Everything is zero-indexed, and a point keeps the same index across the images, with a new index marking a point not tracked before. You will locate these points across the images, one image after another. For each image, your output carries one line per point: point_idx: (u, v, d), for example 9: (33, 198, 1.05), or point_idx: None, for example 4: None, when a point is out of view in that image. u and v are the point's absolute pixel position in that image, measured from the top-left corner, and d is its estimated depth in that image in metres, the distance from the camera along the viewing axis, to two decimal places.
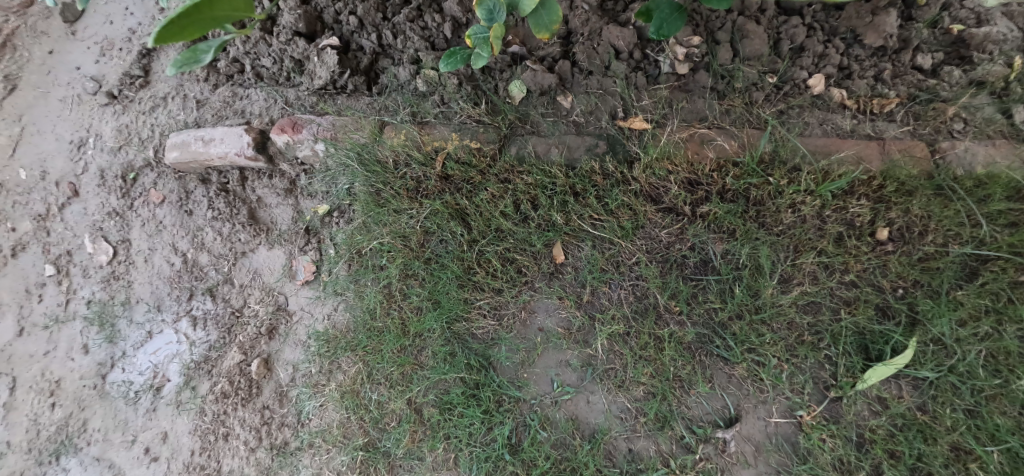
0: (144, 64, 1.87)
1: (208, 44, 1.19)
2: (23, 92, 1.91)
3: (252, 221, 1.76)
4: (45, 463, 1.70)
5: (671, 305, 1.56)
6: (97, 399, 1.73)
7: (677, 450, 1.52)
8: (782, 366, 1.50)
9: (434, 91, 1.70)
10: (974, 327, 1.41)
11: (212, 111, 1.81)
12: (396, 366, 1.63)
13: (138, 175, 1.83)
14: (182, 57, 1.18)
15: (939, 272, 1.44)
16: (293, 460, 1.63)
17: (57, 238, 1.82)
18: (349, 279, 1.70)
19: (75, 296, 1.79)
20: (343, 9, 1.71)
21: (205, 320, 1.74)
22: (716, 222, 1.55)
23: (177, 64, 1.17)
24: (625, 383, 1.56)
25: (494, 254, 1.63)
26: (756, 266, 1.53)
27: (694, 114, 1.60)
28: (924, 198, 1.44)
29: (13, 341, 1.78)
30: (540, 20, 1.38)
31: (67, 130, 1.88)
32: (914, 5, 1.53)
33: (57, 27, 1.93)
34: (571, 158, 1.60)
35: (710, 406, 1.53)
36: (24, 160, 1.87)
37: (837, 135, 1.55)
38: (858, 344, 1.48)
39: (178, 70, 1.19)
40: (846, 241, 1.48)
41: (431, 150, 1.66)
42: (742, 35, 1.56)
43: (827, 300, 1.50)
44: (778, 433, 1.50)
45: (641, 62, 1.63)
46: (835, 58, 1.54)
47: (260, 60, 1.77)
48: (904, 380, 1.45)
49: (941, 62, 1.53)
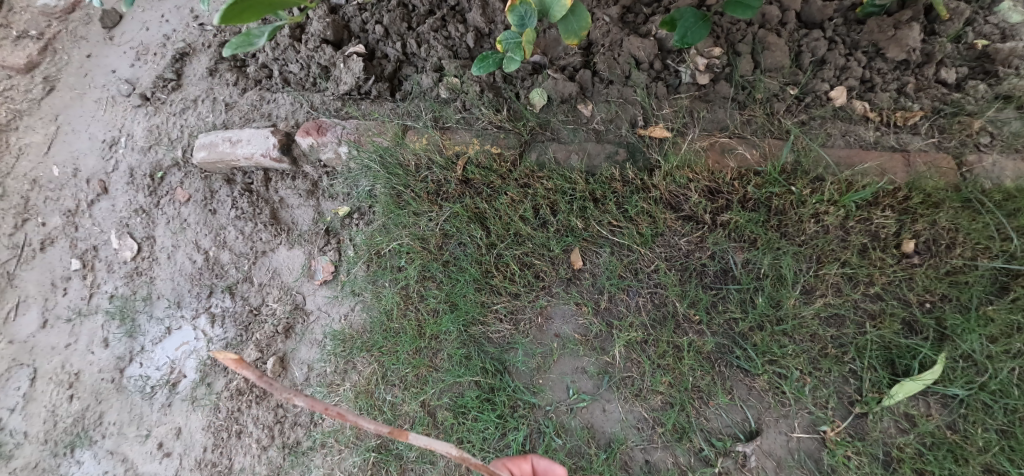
0: (177, 68, 1.92)
1: (262, 29, 1.23)
2: (60, 92, 1.98)
3: (274, 221, 1.78)
4: (59, 455, 1.70)
5: (690, 314, 1.54)
6: (114, 393, 1.74)
7: (695, 464, 1.48)
8: (805, 379, 1.47)
9: (456, 98, 1.73)
10: (1005, 344, 1.36)
11: (240, 114, 1.84)
12: (411, 368, 1.62)
13: (166, 175, 1.86)
14: (237, 40, 1.24)
15: (968, 286, 1.41)
16: (305, 460, 1.62)
17: (84, 233, 1.86)
18: (367, 279, 1.70)
19: (99, 290, 1.82)
20: (370, 19, 1.78)
21: (224, 318, 1.75)
22: (737, 231, 1.54)
23: (234, 46, 1.24)
24: (643, 391, 1.53)
25: (512, 258, 1.63)
26: (778, 276, 1.51)
27: (715, 123, 1.60)
28: (950, 211, 1.42)
29: (36, 332, 1.81)
30: (569, 26, 1.41)
31: (100, 129, 1.93)
32: (937, 20, 1.53)
33: (96, 33, 2.01)
34: (591, 165, 1.61)
35: (730, 419, 1.50)
36: (58, 158, 1.93)
37: (861, 146, 1.53)
38: (884, 359, 1.44)
39: (235, 51, 1.25)
40: (871, 253, 1.46)
41: (452, 155, 1.68)
42: (764, 47, 1.57)
43: (852, 312, 1.47)
44: (801, 449, 1.45)
45: (661, 73, 1.65)
46: (858, 71, 1.54)
47: (287, 66, 1.83)
48: (933, 398, 1.40)
49: (966, 77, 1.52)
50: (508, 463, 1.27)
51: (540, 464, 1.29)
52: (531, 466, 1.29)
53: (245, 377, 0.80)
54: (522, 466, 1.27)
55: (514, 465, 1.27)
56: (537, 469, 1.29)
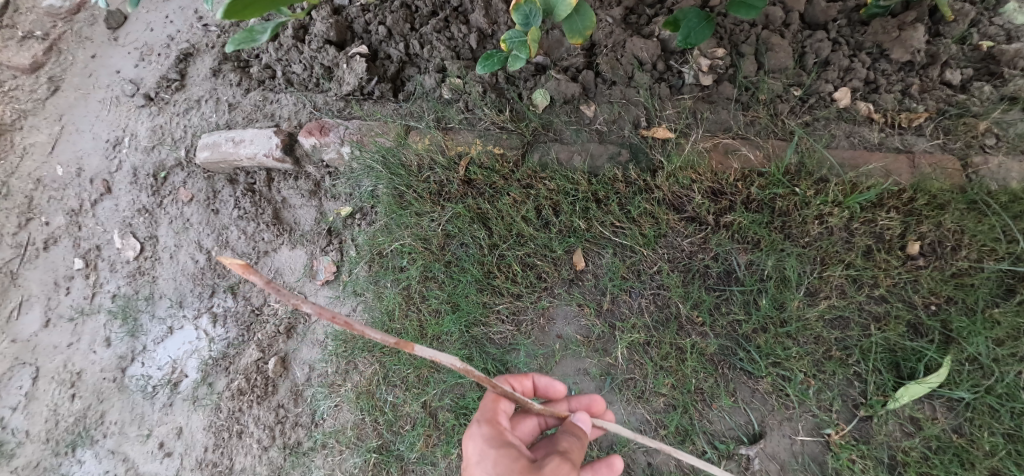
0: (181, 68, 1.92)
1: (265, 26, 1.24)
2: (65, 92, 1.99)
3: (276, 222, 1.79)
4: (61, 454, 1.70)
5: (693, 315, 1.53)
6: (115, 392, 1.74)
7: (698, 466, 1.47)
8: (808, 381, 1.46)
9: (459, 98, 1.73)
10: (1012, 347, 1.35)
11: (243, 114, 1.84)
12: (414, 368, 1.60)
13: (169, 174, 1.87)
14: (239, 36, 1.24)
15: (974, 288, 1.39)
16: (306, 460, 1.61)
17: (87, 233, 1.87)
18: (370, 280, 1.70)
19: (101, 289, 1.82)
20: (374, 20, 1.78)
21: (225, 318, 1.75)
22: (740, 232, 1.53)
23: (236, 42, 1.24)
24: (645, 393, 1.53)
25: (515, 258, 1.62)
26: (782, 278, 1.50)
27: (718, 124, 1.59)
28: (957, 212, 1.40)
29: (39, 331, 1.81)
30: (574, 25, 1.40)
31: (104, 129, 1.94)
32: (941, 21, 1.52)
33: (101, 33, 2.02)
34: (594, 165, 1.61)
35: (733, 421, 1.49)
36: (61, 158, 1.93)
37: (865, 148, 1.52)
38: (889, 361, 1.43)
39: (236, 48, 1.26)
40: (876, 255, 1.44)
41: (455, 155, 1.68)
42: (767, 48, 1.57)
43: (856, 314, 1.46)
44: (805, 452, 1.45)
45: (664, 74, 1.64)
46: (862, 72, 1.53)
47: (291, 66, 1.84)
48: (938, 401, 1.39)
49: (971, 78, 1.51)
50: (509, 379, 1.30)
51: (540, 381, 1.32)
52: (531, 384, 1.32)
53: (254, 283, 0.72)
54: (523, 383, 1.30)
55: (515, 381, 1.29)
56: (536, 386, 1.32)
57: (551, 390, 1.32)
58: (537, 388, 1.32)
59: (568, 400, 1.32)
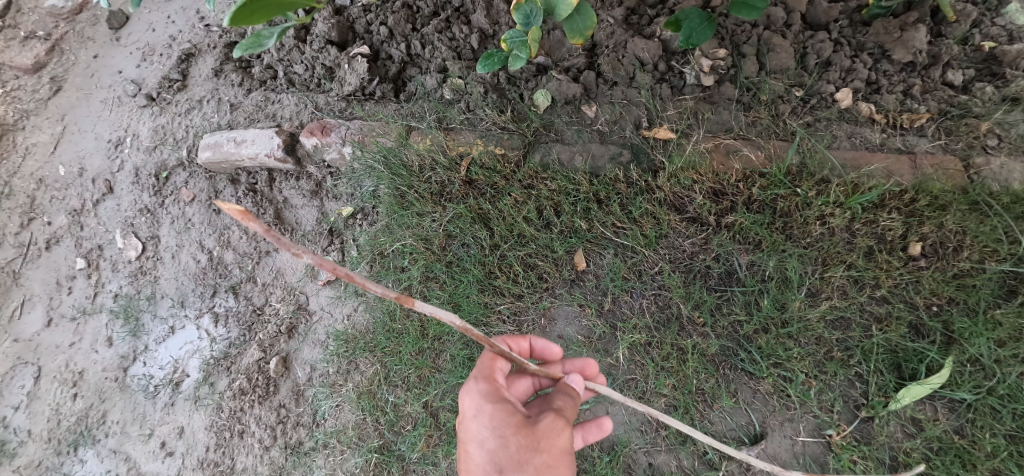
0: (182, 68, 1.92)
1: (271, 29, 1.24)
2: (67, 93, 2.00)
3: (278, 222, 1.79)
4: (63, 454, 1.71)
5: (694, 316, 1.53)
6: (117, 391, 1.75)
7: (699, 467, 1.47)
8: (809, 382, 1.46)
9: (460, 99, 1.73)
10: (1014, 348, 1.35)
11: (245, 114, 1.85)
12: (414, 368, 1.60)
13: (171, 175, 1.87)
14: (246, 41, 1.23)
15: (975, 289, 1.39)
16: (307, 460, 1.62)
17: (90, 232, 1.87)
18: (371, 280, 1.70)
19: (103, 289, 1.83)
20: (375, 20, 1.78)
21: (227, 317, 1.75)
22: (741, 233, 1.53)
23: (244, 47, 1.23)
24: (647, 394, 1.53)
25: (516, 259, 1.62)
26: (783, 279, 1.50)
27: (719, 125, 1.59)
28: (958, 213, 1.40)
29: (41, 331, 1.82)
30: (575, 25, 1.40)
31: (106, 130, 1.94)
32: (943, 21, 1.52)
33: (103, 34, 2.03)
34: (595, 166, 1.61)
35: (734, 422, 1.49)
36: (64, 158, 1.94)
37: (866, 148, 1.52)
38: (890, 362, 1.43)
39: (244, 53, 1.25)
40: (877, 256, 1.44)
41: (456, 155, 1.67)
42: (769, 48, 1.57)
43: (858, 315, 1.46)
44: (806, 453, 1.45)
45: (666, 74, 1.64)
46: (864, 72, 1.53)
47: (292, 66, 1.84)
48: (939, 402, 1.39)
49: (973, 78, 1.51)
50: (507, 339, 1.28)
51: (537, 344, 1.33)
52: (528, 345, 1.32)
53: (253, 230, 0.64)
54: (520, 344, 1.29)
55: (513, 342, 1.28)
56: (533, 347, 1.33)
57: (549, 352, 1.35)
58: (533, 350, 1.33)
59: (563, 361, 1.32)
